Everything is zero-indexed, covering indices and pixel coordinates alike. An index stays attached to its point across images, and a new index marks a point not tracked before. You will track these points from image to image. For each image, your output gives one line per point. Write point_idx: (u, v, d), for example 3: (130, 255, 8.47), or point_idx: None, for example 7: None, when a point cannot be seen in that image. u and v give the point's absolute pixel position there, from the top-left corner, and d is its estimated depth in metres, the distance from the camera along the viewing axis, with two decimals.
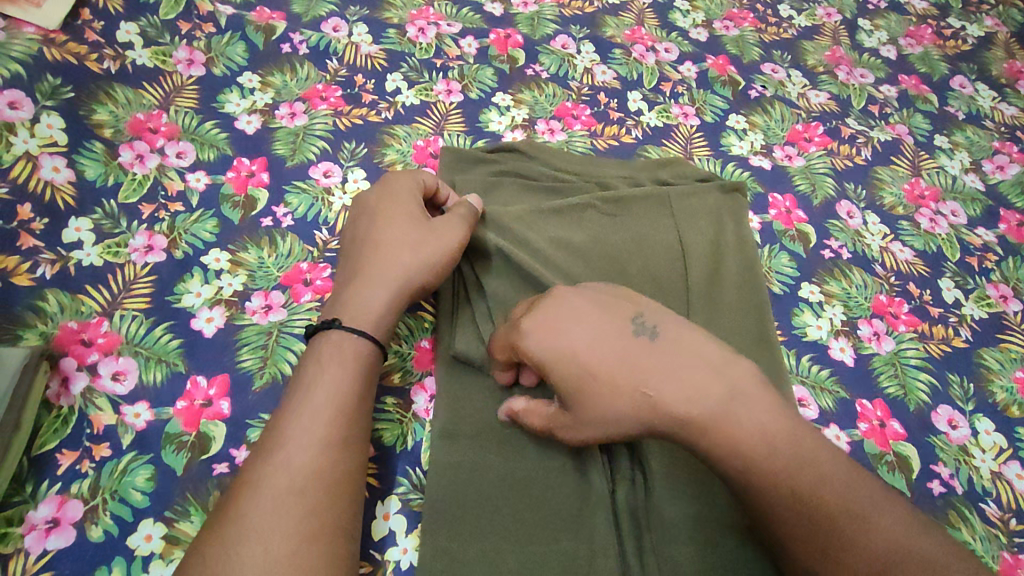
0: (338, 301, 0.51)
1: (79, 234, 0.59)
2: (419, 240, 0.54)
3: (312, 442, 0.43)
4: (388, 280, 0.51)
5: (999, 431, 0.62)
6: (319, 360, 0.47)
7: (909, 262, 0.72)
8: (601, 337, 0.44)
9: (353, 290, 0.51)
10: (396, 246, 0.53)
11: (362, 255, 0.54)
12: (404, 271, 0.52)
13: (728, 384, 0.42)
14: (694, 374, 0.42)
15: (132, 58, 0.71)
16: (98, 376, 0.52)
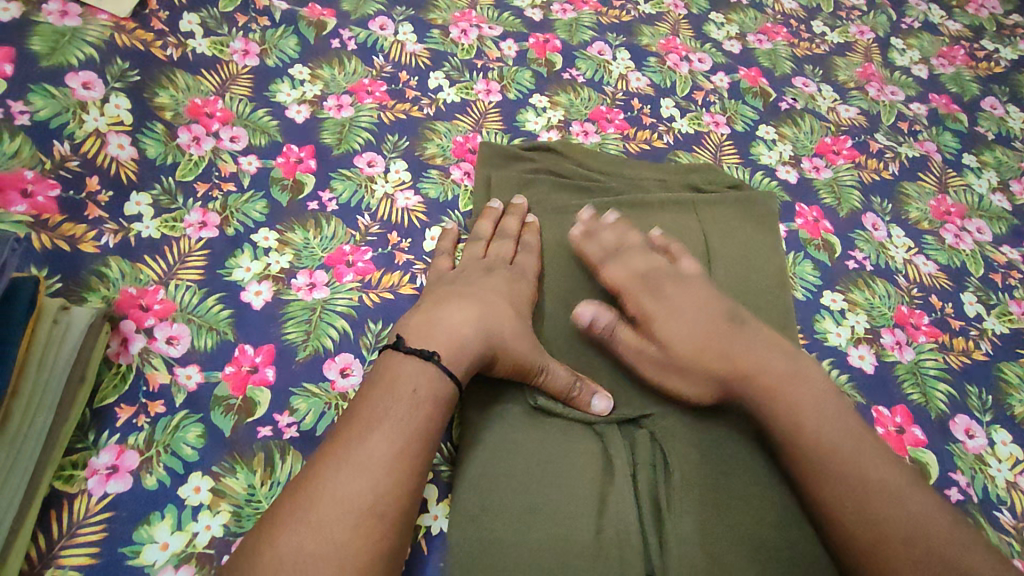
0: (430, 326, 0.51)
1: (140, 207, 0.63)
2: (500, 303, 0.55)
3: (384, 465, 0.43)
4: (482, 331, 0.52)
5: (1017, 443, 0.63)
6: (393, 387, 0.46)
7: (932, 275, 0.73)
8: (732, 333, 0.56)
9: (450, 328, 0.51)
10: (502, 314, 0.54)
11: (460, 301, 0.54)
12: (501, 334, 0.52)
13: (790, 368, 0.54)
14: (767, 353, 0.55)
15: (193, 47, 0.75)
16: (154, 339, 0.55)
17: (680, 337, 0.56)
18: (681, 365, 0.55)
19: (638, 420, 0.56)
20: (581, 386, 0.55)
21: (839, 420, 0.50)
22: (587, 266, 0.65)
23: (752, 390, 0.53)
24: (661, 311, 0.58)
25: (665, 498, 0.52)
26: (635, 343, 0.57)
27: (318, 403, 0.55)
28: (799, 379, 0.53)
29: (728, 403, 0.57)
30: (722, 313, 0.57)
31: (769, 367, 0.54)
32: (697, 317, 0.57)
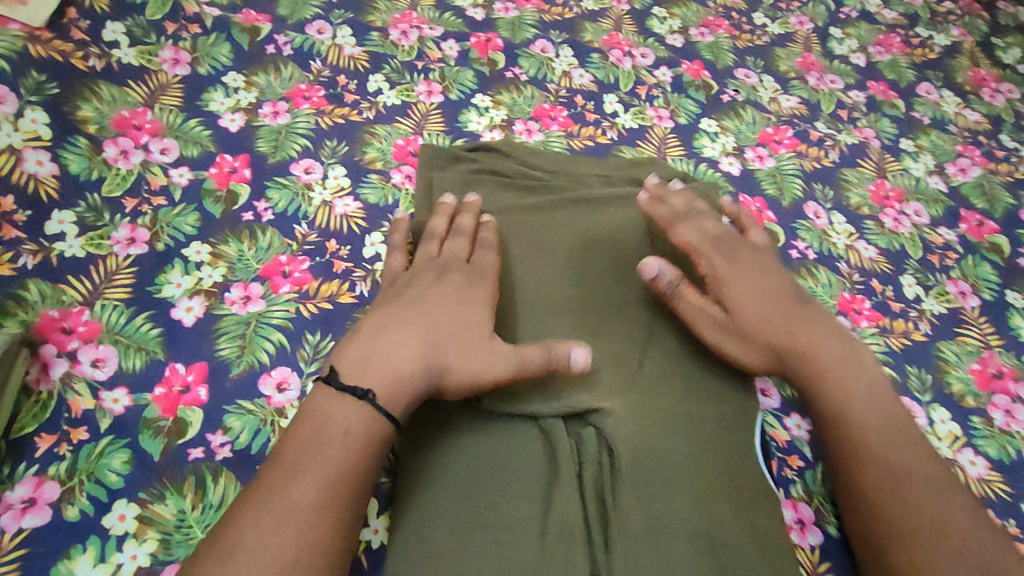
0: (367, 358, 0.48)
1: (62, 226, 0.60)
2: (447, 320, 0.52)
3: (302, 514, 0.41)
4: (421, 357, 0.49)
5: (954, 420, 0.65)
6: (321, 429, 0.44)
7: (874, 259, 0.75)
8: (799, 312, 0.58)
9: (388, 357, 0.48)
10: (445, 333, 0.51)
11: (402, 323, 0.51)
12: (446, 361, 0.50)
13: (848, 355, 0.56)
14: (821, 336, 0.56)
15: (118, 57, 0.73)
16: (78, 362, 0.53)
17: (756, 325, 0.56)
18: (742, 337, 0.57)
19: (585, 418, 0.56)
20: (561, 364, 0.54)
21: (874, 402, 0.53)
22: (533, 267, 0.65)
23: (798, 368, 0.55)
24: (729, 276, 0.59)
25: (610, 501, 0.51)
26: (701, 307, 0.58)
27: (254, 420, 0.53)
28: (860, 366, 0.55)
29: (675, 398, 0.57)
30: (792, 294, 0.59)
31: (815, 348, 0.56)
32: (764, 288, 0.59)
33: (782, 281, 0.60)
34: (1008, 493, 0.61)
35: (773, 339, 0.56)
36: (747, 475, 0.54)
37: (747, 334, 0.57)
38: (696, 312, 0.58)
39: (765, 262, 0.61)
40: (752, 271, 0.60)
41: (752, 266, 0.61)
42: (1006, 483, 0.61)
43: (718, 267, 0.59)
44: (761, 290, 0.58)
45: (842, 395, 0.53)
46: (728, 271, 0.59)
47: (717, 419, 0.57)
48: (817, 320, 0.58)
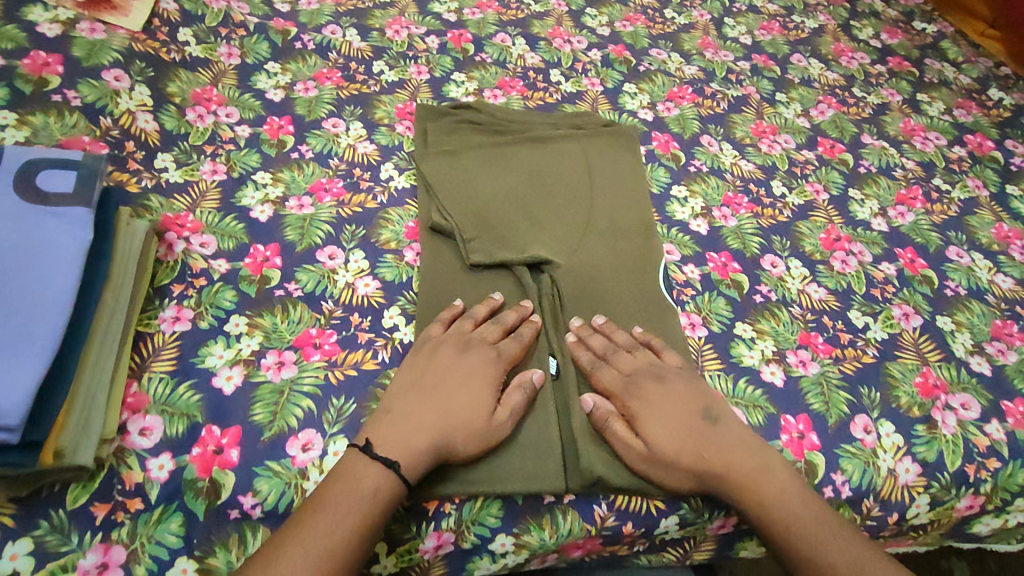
0: (390, 430, 0.63)
1: (165, 163, 0.86)
2: (449, 412, 0.64)
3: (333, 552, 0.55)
4: (438, 441, 0.62)
5: (804, 266, 0.89)
6: (357, 486, 0.59)
7: (751, 171, 1.01)
8: (707, 431, 0.67)
9: (407, 439, 0.62)
10: (460, 425, 0.64)
11: (415, 404, 0.65)
12: (450, 440, 0.63)
13: (756, 461, 0.66)
14: (731, 451, 0.66)
15: (190, 52, 0.98)
16: (190, 243, 0.78)
17: (673, 454, 0.65)
18: (666, 467, 0.65)
19: (542, 267, 0.81)
20: (526, 385, 0.69)
21: (787, 502, 0.64)
22: (502, 180, 0.90)
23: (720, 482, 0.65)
24: (645, 413, 0.67)
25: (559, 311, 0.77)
26: (626, 442, 0.66)
27: (315, 275, 0.78)
28: (767, 471, 0.66)
29: (602, 255, 0.83)
30: (699, 415, 0.68)
31: (725, 463, 0.65)
32: (675, 412, 0.68)
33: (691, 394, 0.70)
34: (837, 306, 0.85)
35: (693, 461, 0.65)
36: (652, 298, 0.80)
37: (668, 462, 0.65)
38: (622, 447, 0.66)
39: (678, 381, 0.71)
40: (660, 390, 0.69)
41: (660, 384, 0.70)
42: (838, 301, 0.85)
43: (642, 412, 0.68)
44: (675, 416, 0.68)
45: (753, 493, 0.65)
46: (644, 409, 0.68)
47: (631, 266, 0.83)
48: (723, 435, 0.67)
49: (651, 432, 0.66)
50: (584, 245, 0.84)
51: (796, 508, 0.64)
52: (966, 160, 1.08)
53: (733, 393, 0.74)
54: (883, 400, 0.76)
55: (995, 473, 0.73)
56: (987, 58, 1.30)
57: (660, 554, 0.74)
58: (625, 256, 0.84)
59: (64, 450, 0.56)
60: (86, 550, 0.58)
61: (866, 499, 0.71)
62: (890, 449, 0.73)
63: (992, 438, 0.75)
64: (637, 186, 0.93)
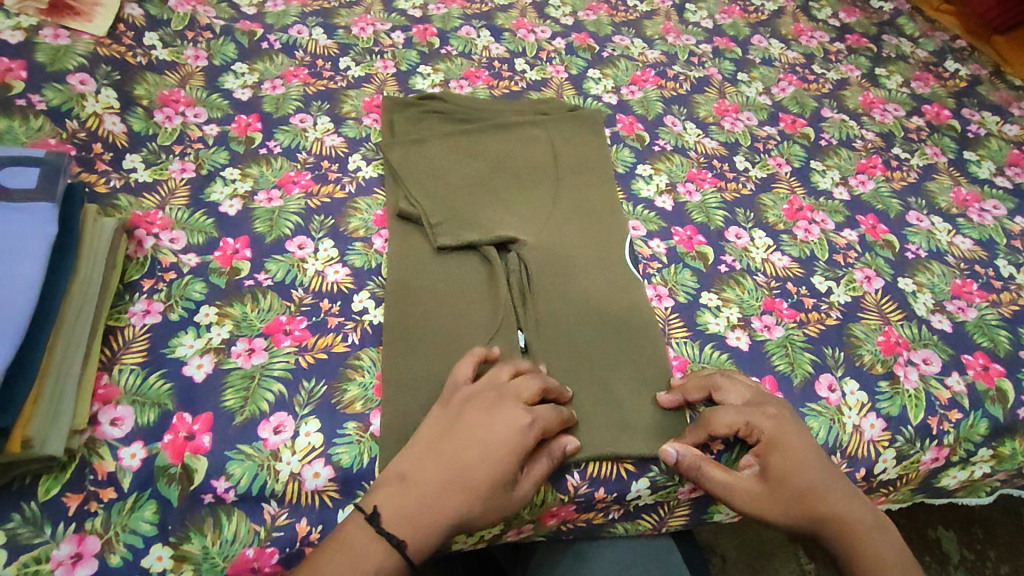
0: (404, 509, 0.58)
1: (134, 163, 0.86)
2: (461, 487, 0.59)
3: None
4: (455, 518, 0.59)
5: (768, 236, 0.91)
6: (356, 559, 0.56)
7: (715, 148, 1.03)
8: (828, 478, 0.67)
9: (421, 519, 0.58)
10: (479, 500, 0.59)
11: (427, 472, 0.60)
12: (468, 515, 0.59)
13: (864, 511, 0.68)
14: (845, 502, 0.67)
15: (156, 55, 0.99)
16: (160, 239, 0.79)
17: (794, 498, 0.65)
18: (786, 508, 0.65)
19: (509, 245, 0.82)
20: (557, 448, 0.65)
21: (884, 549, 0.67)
22: (469, 167, 0.91)
23: (829, 527, 0.67)
24: (779, 455, 0.66)
25: (527, 286, 0.78)
26: (745, 486, 0.65)
27: (285, 265, 0.79)
28: (871, 525, 0.68)
29: (569, 231, 0.85)
30: (824, 460, 0.68)
31: (840, 511, 0.67)
32: (808, 458, 0.67)
33: (796, 459, 0.66)
34: (800, 273, 0.87)
35: (808, 508, 0.66)
36: (619, 268, 0.81)
37: (787, 508, 0.65)
38: (737, 489, 0.65)
39: (784, 439, 0.67)
40: (789, 432, 0.67)
41: (787, 424, 0.68)
42: (802, 268, 0.88)
43: (749, 495, 0.65)
44: (785, 495, 0.65)
45: (856, 543, 0.67)
46: (777, 444, 0.66)
47: (598, 239, 0.84)
48: (823, 501, 0.66)
49: (782, 469, 0.66)
50: (551, 223, 0.85)
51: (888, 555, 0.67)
52: (924, 130, 1.11)
53: (699, 359, 0.77)
54: (846, 359, 0.79)
55: (956, 424, 0.76)
56: (943, 32, 1.33)
57: (636, 522, 0.74)
58: (592, 234, 0.85)
59: (32, 441, 0.57)
60: (60, 542, 0.58)
61: (834, 457, 0.73)
62: (854, 406, 0.75)
63: (952, 391, 0.78)
64: (603, 167, 0.95)
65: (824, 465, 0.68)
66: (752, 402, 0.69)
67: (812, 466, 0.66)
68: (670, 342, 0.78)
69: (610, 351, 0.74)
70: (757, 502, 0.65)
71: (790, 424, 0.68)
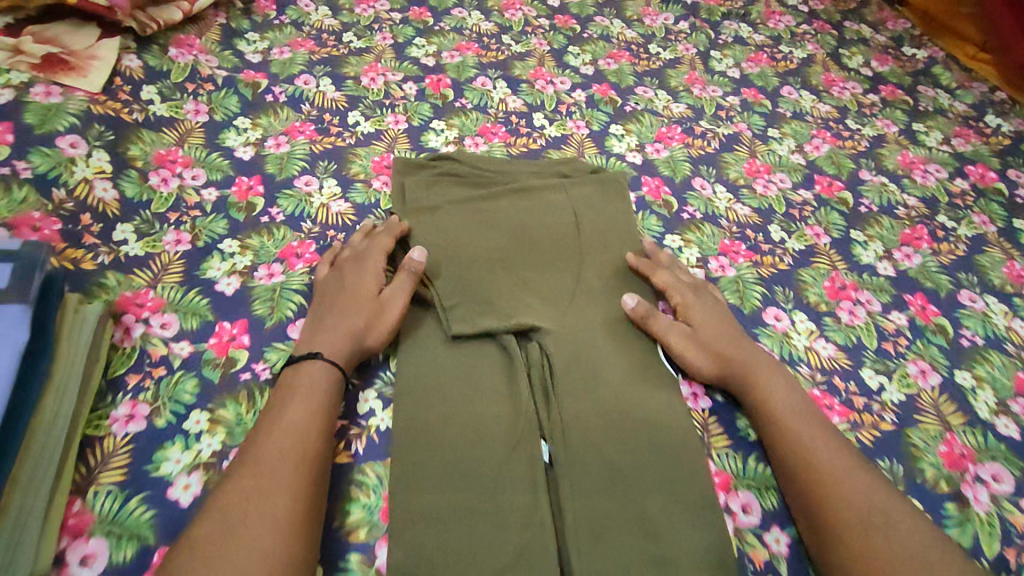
0: (313, 342, 0.69)
1: (125, 234, 0.80)
2: (347, 308, 0.72)
3: (302, 435, 0.60)
4: (351, 332, 0.70)
5: (811, 320, 0.84)
6: (297, 389, 0.64)
7: (747, 216, 0.97)
8: (744, 340, 0.76)
9: (329, 338, 0.69)
10: (361, 308, 0.72)
11: (323, 319, 0.72)
12: (359, 328, 0.71)
13: (781, 375, 0.73)
14: (759, 358, 0.74)
15: (154, 111, 0.93)
16: (151, 325, 0.72)
17: (709, 340, 0.75)
18: (700, 348, 0.74)
19: (530, 336, 0.76)
20: (410, 266, 0.77)
21: (807, 422, 0.68)
22: (485, 240, 0.85)
23: (743, 378, 0.72)
24: (697, 310, 0.78)
25: (550, 386, 0.71)
26: (670, 325, 0.75)
27: (286, 354, 0.72)
28: (794, 396, 0.71)
29: (595, 318, 0.78)
30: (740, 329, 0.77)
31: (756, 363, 0.73)
32: (724, 320, 0.77)
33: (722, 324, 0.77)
34: (849, 365, 0.79)
35: (726, 350, 0.74)
36: (651, 364, 0.74)
37: (705, 347, 0.74)
38: (664, 325, 0.75)
39: (704, 301, 0.79)
40: (710, 302, 0.79)
41: (710, 298, 0.80)
42: (849, 358, 0.80)
43: (681, 336, 0.75)
44: (707, 338, 0.75)
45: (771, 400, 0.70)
46: (693, 303, 0.78)
47: (628, 328, 0.77)
48: (744, 354, 0.74)
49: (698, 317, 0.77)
50: (575, 308, 0.79)
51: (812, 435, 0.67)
52: (970, 194, 1.04)
53: (743, 474, 0.69)
54: (906, 474, 0.70)
55: None
56: (980, 83, 1.28)
57: None
58: (619, 319, 0.78)
59: None
60: None
61: None
62: None
63: None
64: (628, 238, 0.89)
65: (742, 333, 0.77)
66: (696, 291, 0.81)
67: (729, 324, 0.77)
68: (711, 454, 0.70)
69: (644, 463, 0.66)
70: (683, 342, 0.75)
71: (723, 311, 0.79)
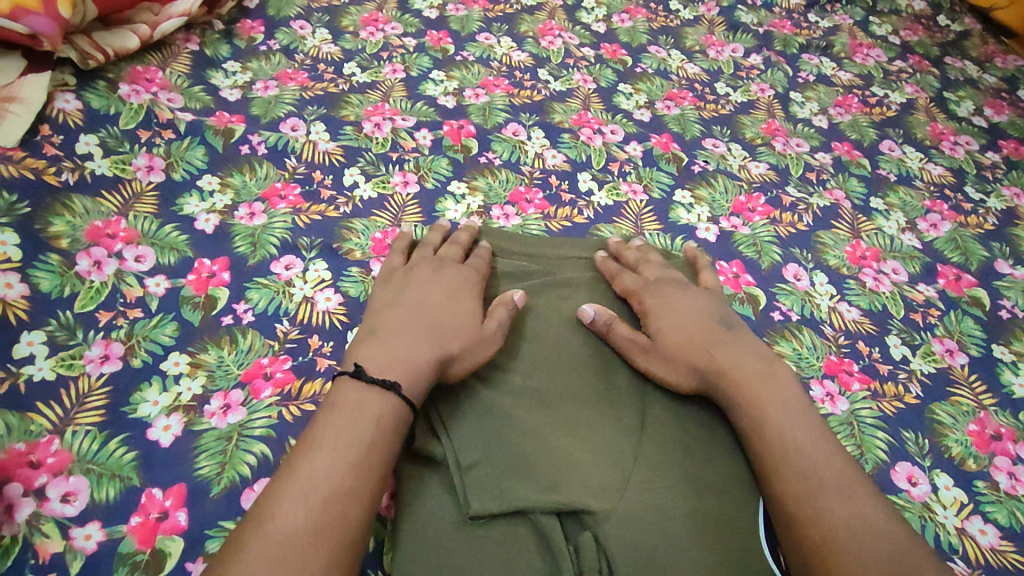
0: (388, 358, 0.55)
1: (31, 347, 0.59)
2: (435, 325, 0.58)
3: (339, 499, 0.46)
4: (438, 354, 0.56)
5: (958, 485, 0.65)
6: (354, 417, 0.50)
7: (857, 321, 0.76)
8: (723, 337, 0.63)
9: (408, 356, 0.55)
10: (455, 330, 0.59)
11: (405, 329, 0.58)
12: (450, 352, 0.57)
13: (764, 370, 0.61)
14: (737, 355, 0.61)
15: (92, 168, 0.73)
16: (46, 500, 0.52)
17: (676, 347, 0.62)
18: (668, 360, 0.61)
19: (582, 522, 0.54)
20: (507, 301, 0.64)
21: (789, 418, 0.57)
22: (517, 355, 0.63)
23: (721, 384, 0.60)
24: (658, 307, 0.66)
25: None
26: (630, 337, 0.63)
27: None
28: (773, 388, 0.59)
29: (672, 492, 0.54)
30: (718, 320, 0.65)
31: (727, 358, 0.61)
32: (689, 316, 0.65)
33: (684, 325, 0.63)
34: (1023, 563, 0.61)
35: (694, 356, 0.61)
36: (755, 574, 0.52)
37: (669, 355, 0.61)
38: (626, 341, 0.63)
39: (669, 297, 0.67)
40: (683, 295, 0.67)
41: (685, 288, 0.68)
42: (1019, 553, 0.61)
43: (642, 349, 0.62)
44: (672, 347, 0.62)
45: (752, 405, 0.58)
46: (657, 306, 0.66)
47: (720, 512, 0.55)
48: (716, 355, 0.61)
49: (659, 319, 0.64)
50: (643, 474, 0.55)
51: (798, 440, 0.55)
52: None
53: None
54: None
55: None
56: None
57: None
58: (704, 490, 0.56)
59: None
60: None
61: None
62: None
63: None
64: None
65: (717, 322, 0.65)
66: (654, 283, 0.68)
67: (700, 316, 0.65)
68: None
69: None
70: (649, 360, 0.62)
71: (706, 304, 0.66)
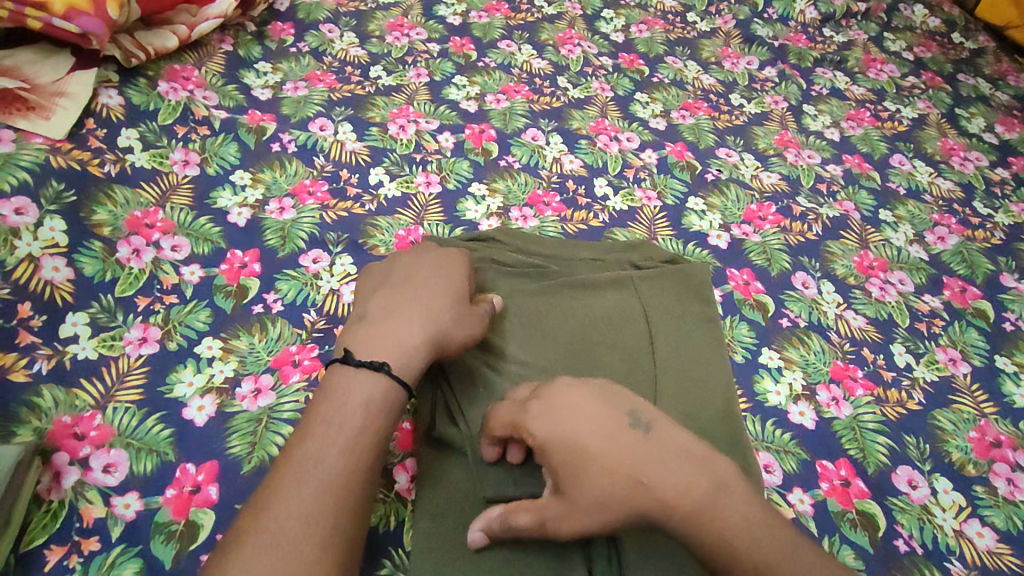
0: (376, 337, 0.53)
1: (76, 328, 0.63)
2: (423, 303, 0.57)
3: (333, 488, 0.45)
4: (429, 332, 0.55)
5: (957, 489, 0.67)
6: (344, 404, 0.49)
7: (863, 328, 0.78)
8: (635, 444, 0.48)
9: (398, 334, 0.54)
10: (443, 307, 0.57)
11: (394, 309, 0.56)
12: (442, 330, 0.56)
13: (710, 480, 0.46)
14: (677, 472, 0.46)
15: (132, 161, 0.77)
16: (89, 470, 0.56)
17: (597, 496, 0.46)
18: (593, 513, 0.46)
19: None
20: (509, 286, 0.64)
21: (757, 539, 0.45)
22: (533, 351, 0.66)
23: (668, 522, 0.45)
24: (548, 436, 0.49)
25: None
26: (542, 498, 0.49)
27: None
28: (725, 500, 0.46)
29: None
30: (619, 420, 0.49)
31: (660, 484, 0.46)
32: (584, 428, 0.48)
33: (591, 457, 0.47)
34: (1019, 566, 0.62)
35: (627, 499, 0.46)
36: None
37: (591, 507, 0.47)
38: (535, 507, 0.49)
39: (546, 408, 0.50)
40: (566, 399, 0.50)
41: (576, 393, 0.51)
42: (1015, 556, 0.63)
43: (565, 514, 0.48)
44: (594, 493, 0.46)
45: (709, 540, 0.45)
46: (545, 423, 0.49)
47: None
48: (643, 485, 0.46)
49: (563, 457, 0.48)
50: None
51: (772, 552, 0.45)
52: None
53: None
54: None
55: None
56: None
57: None
58: None
59: None
60: None
61: None
62: None
63: None
64: (713, 360, 0.68)
65: (612, 426, 0.49)
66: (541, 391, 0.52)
67: (597, 438, 0.48)
68: None
69: None
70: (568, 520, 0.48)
71: (579, 416, 0.49)
